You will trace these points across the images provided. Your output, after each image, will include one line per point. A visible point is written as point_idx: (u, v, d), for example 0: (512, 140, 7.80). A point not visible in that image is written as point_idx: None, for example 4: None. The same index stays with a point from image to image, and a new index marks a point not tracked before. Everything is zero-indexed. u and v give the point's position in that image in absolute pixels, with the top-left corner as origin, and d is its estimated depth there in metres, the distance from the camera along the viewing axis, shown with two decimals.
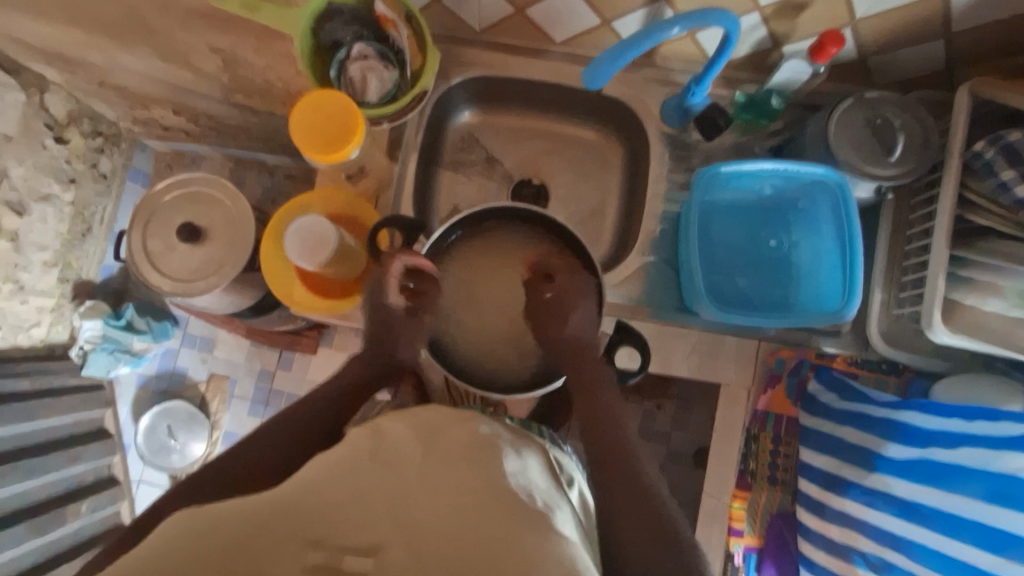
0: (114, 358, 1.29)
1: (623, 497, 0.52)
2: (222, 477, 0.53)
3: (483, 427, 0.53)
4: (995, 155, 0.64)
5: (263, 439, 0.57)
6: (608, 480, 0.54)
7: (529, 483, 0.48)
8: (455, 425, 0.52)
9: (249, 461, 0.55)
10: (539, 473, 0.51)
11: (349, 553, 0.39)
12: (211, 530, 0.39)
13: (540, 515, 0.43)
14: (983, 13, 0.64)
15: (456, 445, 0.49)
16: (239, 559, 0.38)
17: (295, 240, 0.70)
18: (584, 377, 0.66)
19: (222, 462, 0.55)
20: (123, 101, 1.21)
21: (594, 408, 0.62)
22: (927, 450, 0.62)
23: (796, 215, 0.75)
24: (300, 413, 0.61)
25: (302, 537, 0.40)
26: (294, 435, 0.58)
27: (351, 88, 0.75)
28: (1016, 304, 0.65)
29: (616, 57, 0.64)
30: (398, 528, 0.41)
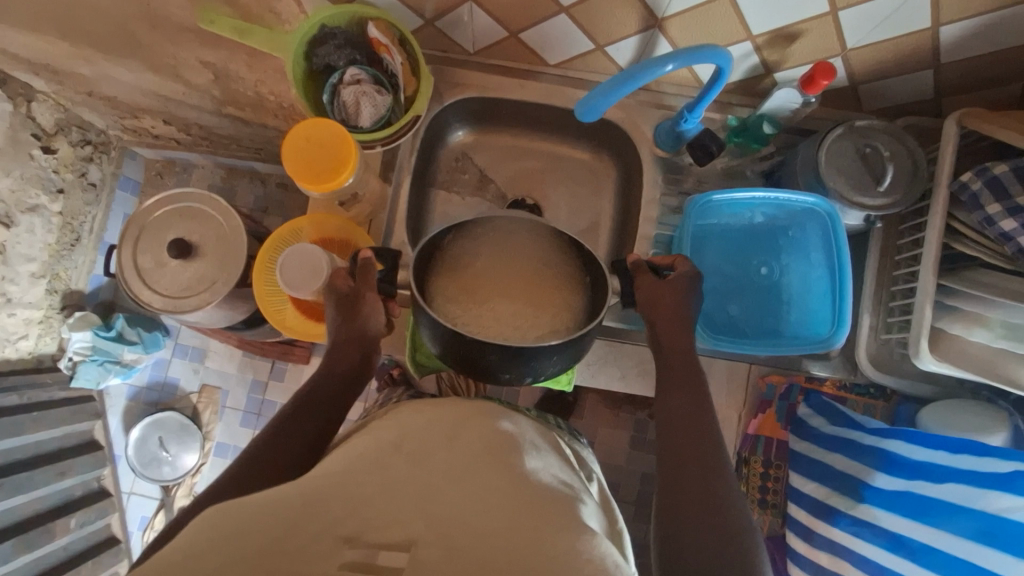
0: (104, 370, 1.28)
1: (690, 482, 0.55)
2: (251, 471, 0.55)
3: (501, 421, 0.62)
4: (981, 187, 0.64)
5: (298, 416, 0.61)
6: (678, 467, 0.57)
7: (545, 486, 0.52)
8: (478, 417, 0.61)
9: (277, 452, 0.57)
10: (547, 473, 0.56)
11: (384, 548, 0.41)
12: (244, 528, 0.41)
13: (558, 520, 0.46)
14: (971, 46, 0.65)
15: (471, 453, 0.54)
16: (274, 561, 0.39)
17: (290, 265, 0.70)
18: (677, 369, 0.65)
19: (251, 457, 0.57)
20: (112, 111, 1.19)
21: (675, 404, 0.62)
22: (914, 484, 0.64)
23: (787, 242, 0.76)
24: (326, 389, 0.64)
25: (335, 535, 0.42)
26: (321, 416, 0.61)
27: (344, 112, 0.75)
28: (1000, 335, 0.66)
29: (608, 93, 0.65)
30: (430, 531, 0.43)
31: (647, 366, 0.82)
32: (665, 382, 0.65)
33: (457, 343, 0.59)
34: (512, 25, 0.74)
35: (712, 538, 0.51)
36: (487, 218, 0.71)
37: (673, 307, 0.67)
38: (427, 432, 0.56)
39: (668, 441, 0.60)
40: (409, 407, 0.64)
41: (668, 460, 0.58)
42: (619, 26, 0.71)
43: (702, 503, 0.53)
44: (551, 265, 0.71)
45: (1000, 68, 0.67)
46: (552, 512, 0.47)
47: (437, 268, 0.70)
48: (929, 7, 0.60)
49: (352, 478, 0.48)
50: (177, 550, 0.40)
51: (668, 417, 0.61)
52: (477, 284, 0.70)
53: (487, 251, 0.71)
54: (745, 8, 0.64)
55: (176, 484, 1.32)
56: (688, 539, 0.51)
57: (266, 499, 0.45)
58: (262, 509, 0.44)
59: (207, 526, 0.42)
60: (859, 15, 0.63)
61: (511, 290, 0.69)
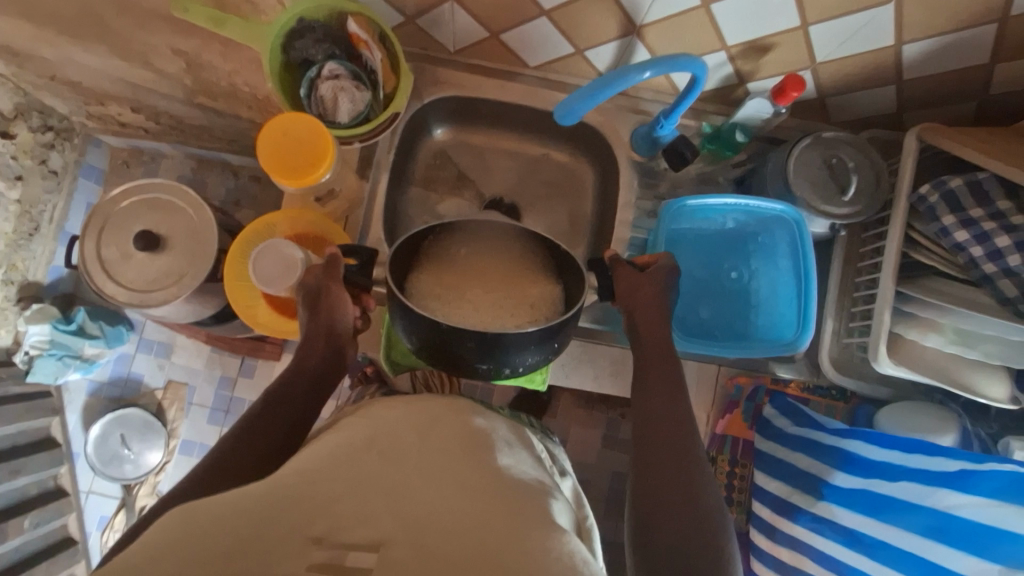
0: (63, 365, 1.23)
1: (661, 478, 0.56)
2: (221, 469, 0.54)
3: (473, 417, 0.63)
4: (938, 200, 0.67)
5: (269, 412, 0.60)
6: (648, 464, 0.58)
7: (516, 484, 0.53)
8: (451, 413, 0.62)
9: (248, 451, 0.56)
10: (520, 470, 0.57)
11: (351, 548, 0.42)
12: (210, 528, 0.41)
13: (530, 518, 0.47)
14: (931, 64, 0.68)
15: (444, 451, 0.54)
16: (239, 562, 0.39)
17: (263, 261, 0.69)
18: (651, 370, 0.65)
19: (218, 455, 0.56)
20: (76, 96, 1.15)
21: (645, 403, 0.63)
22: (871, 482, 0.66)
23: (756, 247, 0.78)
24: (298, 384, 0.63)
25: (303, 535, 0.42)
26: (294, 413, 0.61)
27: (321, 107, 0.74)
28: (951, 340, 0.69)
29: (587, 97, 0.66)
30: (401, 531, 0.43)
31: (619, 367, 0.83)
32: (637, 382, 0.66)
33: (434, 339, 0.59)
34: (493, 26, 0.75)
35: (681, 531, 0.52)
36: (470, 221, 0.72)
37: (651, 305, 0.68)
38: (400, 428, 0.57)
39: (643, 437, 0.60)
40: (383, 404, 0.63)
41: (640, 456, 0.59)
42: (598, 32, 0.72)
43: (673, 499, 0.54)
44: (529, 266, 0.71)
45: (958, 87, 0.70)
46: (523, 511, 0.48)
47: (419, 266, 0.71)
48: (894, 24, 0.62)
49: (323, 475, 0.48)
50: (138, 551, 0.40)
51: (640, 415, 0.62)
52: (458, 280, 0.70)
53: (466, 248, 0.72)
54: (720, 19, 0.66)
55: (138, 484, 1.28)
56: (657, 532, 0.53)
57: (233, 498, 0.45)
58: (229, 507, 0.43)
59: (171, 527, 0.42)
60: (829, 31, 0.65)
61: (490, 285, 0.70)
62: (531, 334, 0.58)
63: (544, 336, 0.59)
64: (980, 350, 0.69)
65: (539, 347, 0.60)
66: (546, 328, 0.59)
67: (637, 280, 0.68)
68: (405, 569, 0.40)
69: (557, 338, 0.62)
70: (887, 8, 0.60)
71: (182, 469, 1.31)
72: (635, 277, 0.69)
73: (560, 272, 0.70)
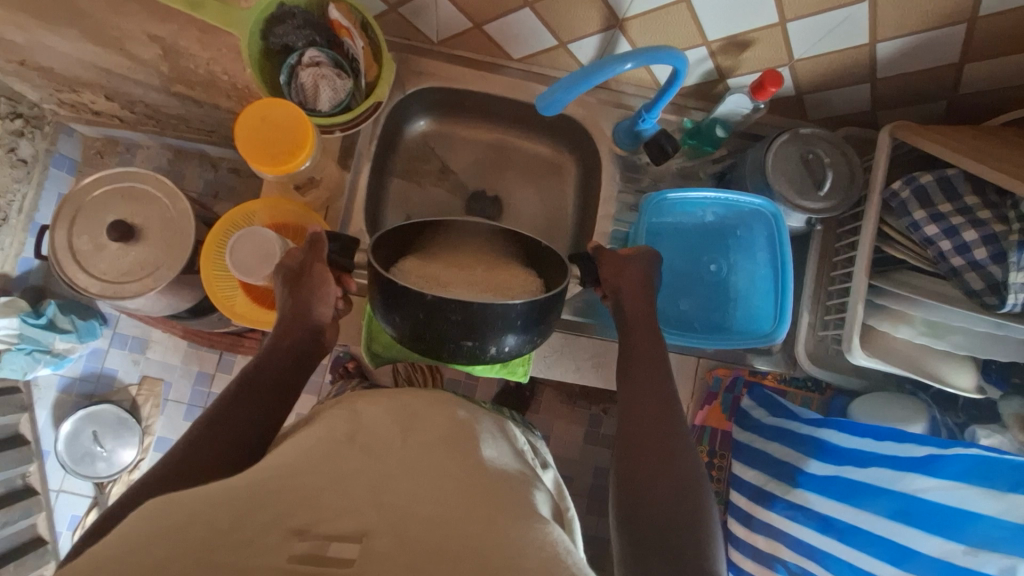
0: (33, 359, 1.19)
1: (645, 465, 0.56)
2: (191, 455, 0.53)
3: (458, 410, 0.63)
4: (909, 195, 0.69)
5: (243, 398, 0.59)
6: (632, 450, 0.58)
7: (497, 475, 0.53)
8: (435, 406, 0.62)
9: (219, 436, 0.55)
10: (507, 462, 0.58)
11: (334, 539, 0.41)
12: (189, 520, 0.40)
13: (510, 510, 0.46)
14: (904, 62, 0.69)
15: (426, 443, 0.54)
16: (222, 552, 0.38)
17: (241, 249, 0.68)
18: (636, 360, 0.66)
19: (194, 438, 0.55)
20: (47, 83, 1.12)
21: (629, 393, 0.63)
22: (843, 468, 0.68)
23: (735, 241, 0.79)
24: (271, 370, 0.62)
25: (283, 527, 0.41)
26: (269, 399, 0.60)
27: (302, 95, 0.73)
28: (921, 331, 0.71)
29: (571, 87, 0.65)
30: (382, 521, 0.43)
31: (602, 360, 0.83)
32: (623, 370, 0.66)
33: (419, 320, 0.59)
34: (477, 17, 0.75)
35: (661, 517, 0.52)
36: (457, 227, 0.72)
37: (636, 297, 0.68)
38: (381, 421, 0.57)
39: (626, 426, 0.60)
40: (365, 399, 0.62)
41: (624, 444, 0.59)
42: (583, 24, 0.72)
43: (654, 483, 0.55)
44: (511, 267, 0.72)
45: (930, 85, 0.72)
46: (502, 503, 0.47)
47: (404, 260, 0.70)
48: (869, 22, 0.64)
49: (303, 469, 0.47)
50: (109, 546, 0.38)
51: (627, 403, 0.62)
52: (442, 273, 0.70)
53: (450, 245, 0.73)
54: (701, 13, 0.67)
55: (111, 482, 1.25)
56: (638, 518, 0.53)
57: (214, 491, 0.44)
58: (209, 500, 0.43)
59: (147, 518, 0.41)
60: (807, 27, 0.66)
61: (474, 278, 0.69)
62: (516, 311, 0.58)
63: (530, 318, 0.60)
64: (949, 342, 0.70)
65: (523, 328, 0.60)
66: (530, 310, 0.59)
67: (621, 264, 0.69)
68: (388, 558, 0.39)
69: (541, 323, 0.62)
70: (862, 6, 0.62)
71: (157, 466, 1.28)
72: (618, 269, 0.69)
73: (545, 270, 0.71)
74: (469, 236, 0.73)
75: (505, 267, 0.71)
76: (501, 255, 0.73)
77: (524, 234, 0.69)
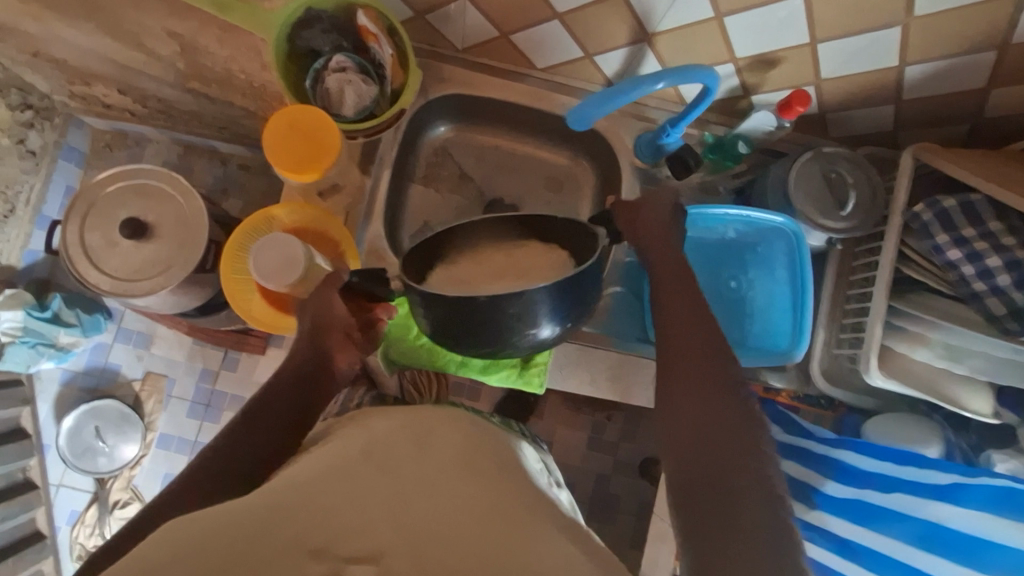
0: (36, 353, 1.19)
1: (698, 467, 0.50)
2: (208, 469, 0.53)
3: (472, 427, 0.61)
4: (931, 218, 0.69)
5: (257, 416, 0.58)
6: (683, 450, 0.52)
7: (519, 496, 0.50)
8: (448, 422, 0.59)
9: (237, 449, 0.55)
10: (527, 482, 0.55)
11: (352, 561, 0.40)
12: (207, 539, 0.40)
13: (538, 535, 0.45)
14: (931, 85, 0.69)
15: (445, 461, 0.52)
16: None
17: (264, 256, 0.65)
18: (676, 346, 0.58)
19: (208, 457, 0.54)
20: (59, 75, 1.11)
21: (682, 381, 0.56)
22: (863, 492, 0.68)
23: (754, 258, 0.79)
24: (283, 390, 0.61)
25: (301, 547, 0.41)
26: (282, 420, 0.59)
27: (327, 99, 0.73)
28: (940, 355, 0.71)
29: (602, 103, 0.66)
30: (400, 540, 0.42)
31: (618, 373, 0.82)
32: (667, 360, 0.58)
33: (457, 322, 0.61)
34: (503, 25, 0.75)
35: (726, 529, 0.46)
36: (481, 229, 0.72)
37: (673, 297, 0.62)
38: (398, 439, 0.54)
39: (671, 420, 0.54)
40: (382, 414, 0.60)
41: (674, 441, 0.53)
42: (609, 36, 0.72)
43: (711, 490, 0.49)
44: (529, 246, 0.71)
45: (954, 108, 0.73)
46: (527, 528, 0.46)
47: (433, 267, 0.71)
48: (898, 45, 0.64)
49: (318, 486, 0.47)
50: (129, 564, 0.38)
51: (674, 393, 0.55)
52: (473, 272, 0.69)
53: (478, 239, 0.72)
54: (730, 30, 0.67)
55: (111, 478, 1.23)
56: (703, 529, 0.47)
57: (232, 509, 0.44)
58: (226, 517, 0.42)
59: (165, 539, 0.40)
60: (835, 49, 0.66)
61: (505, 267, 0.69)
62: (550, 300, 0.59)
63: (564, 303, 0.61)
64: (968, 365, 0.71)
65: (559, 313, 0.61)
66: (564, 293, 0.60)
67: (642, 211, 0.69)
68: None
69: (570, 301, 0.61)
70: (895, 29, 0.62)
71: (158, 462, 1.26)
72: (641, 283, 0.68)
73: (567, 241, 0.70)
74: (498, 228, 0.72)
75: (534, 249, 0.71)
76: (530, 236, 0.72)
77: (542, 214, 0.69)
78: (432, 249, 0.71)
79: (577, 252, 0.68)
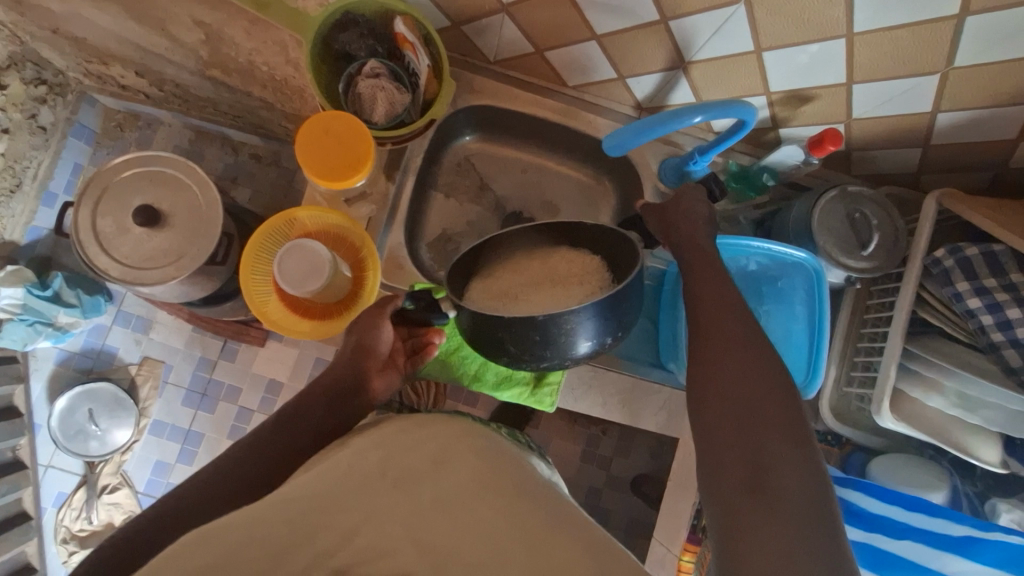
0: (34, 331, 1.18)
1: (730, 479, 0.50)
2: (224, 479, 0.54)
3: (486, 442, 0.57)
4: (953, 265, 0.69)
5: (279, 432, 0.58)
6: (719, 460, 0.51)
7: (545, 511, 0.47)
8: (459, 438, 0.55)
9: (256, 466, 0.55)
10: (557, 496, 0.53)
11: None
12: (229, 558, 0.39)
13: (564, 557, 0.42)
14: (961, 133, 0.69)
15: (463, 477, 0.49)
16: None
17: (287, 262, 0.65)
18: (706, 357, 0.58)
19: (222, 468, 0.55)
20: (77, 53, 1.09)
21: (721, 394, 0.55)
22: (872, 537, 0.69)
23: (774, 291, 0.78)
24: (311, 408, 0.61)
25: (325, 567, 0.39)
26: (303, 437, 0.59)
27: (358, 104, 0.73)
28: (953, 402, 0.72)
29: (638, 133, 0.67)
30: (425, 558, 0.41)
31: (628, 396, 0.82)
32: (701, 372, 0.57)
33: (498, 332, 0.61)
34: (539, 41, 0.74)
35: (770, 543, 0.45)
36: (518, 241, 0.73)
37: (711, 313, 0.61)
38: (414, 456, 0.51)
39: (708, 429, 0.54)
40: (392, 425, 0.58)
41: (711, 452, 0.52)
42: (645, 60, 0.72)
43: (752, 507, 0.47)
44: (561, 250, 0.73)
45: (981, 156, 0.73)
46: (557, 548, 0.42)
47: (471, 280, 0.72)
48: (934, 93, 0.64)
49: (338, 501, 0.45)
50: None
51: (709, 405, 0.55)
52: (511, 284, 0.70)
53: (516, 252, 0.73)
54: (770, 65, 0.66)
55: (102, 462, 1.20)
56: (745, 543, 0.45)
57: (251, 522, 0.42)
58: (246, 535, 0.41)
59: (187, 555, 0.39)
60: (872, 91, 0.67)
61: (543, 279, 0.70)
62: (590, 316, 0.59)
63: (605, 320, 0.61)
64: (981, 416, 0.71)
65: (600, 331, 0.61)
66: (606, 309, 0.60)
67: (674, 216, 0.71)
68: None
69: (612, 319, 0.62)
70: (933, 77, 0.62)
71: (150, 449, 1.16)
72: None
73: (602, 248, 0.71)
74: (535, 240, 0.73)
75: (570, 260, 0.71)
76: (568, 247, 0.73)
77: (573, 220, 0.70)
78: (471, 261, 0.72)
79: (614, 261, 0.70)
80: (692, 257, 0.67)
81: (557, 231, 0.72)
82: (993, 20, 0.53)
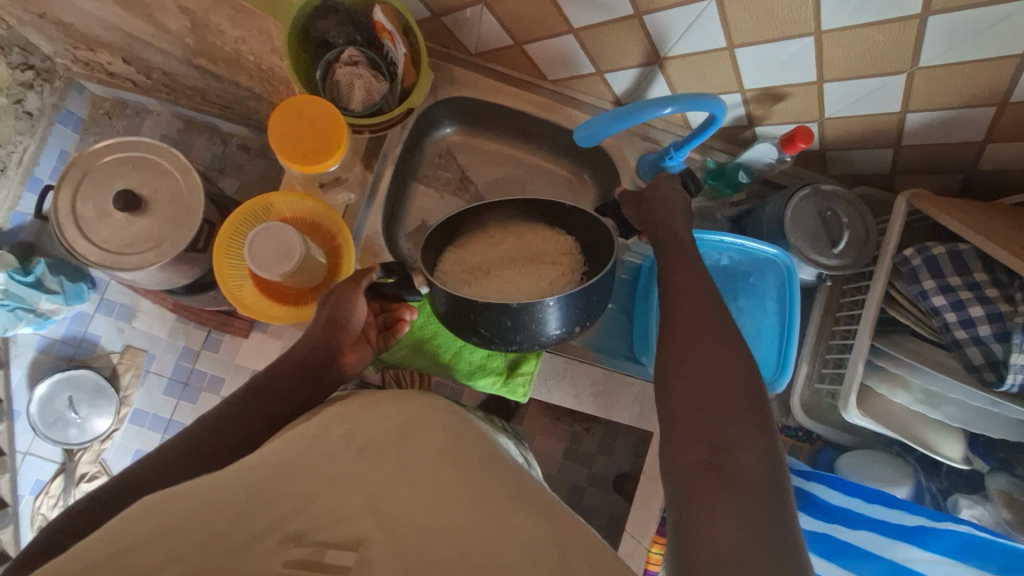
0: (14, 317, 1.17)
1: (690, 460, 0.50)
2: (191, 451, 0.53)
3: (455, 420, 0.57)
4: (920, 264, 0.70)
5: (250, 403, 0.58)
6: (680, 442, 0.52)
7: (507, 485, 0.48)
8: (431, 413, 0.55)
9: (225, 436, 0.55)
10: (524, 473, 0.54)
11: (331, 546, 0.39)
12: (186, 519, 0.38)
13: (520, 528, 0.42)
14: (930, 134, 0.71)
15: (426, 451, 0.49)
16: (216, 556, 0.36)
17: (260, 244, 0.65)
18: (674, 345, 0.58)
19: (194, 435, 0.55)
20: (64, 38, 1.09)
21: (686, 378, 0.55)
22: (832, 527, 0.71)
23: (746, 286, 0.79)
24: (283, 380, 0.60)
25: (280, 532, 0.39)
26: (273, 409, 0.58)
27: (336, 92, 0.74)
28: (918, 399, 0.73)
29: (609, 123, 0.68)
30: (382, 526, 0.41)
31: (602, 388, 0.83)
32: (667, 359, 0.58)
33: (469, 316, 0.62)
34: (519, 34, 0.75)
35: (723, 520, 0.45)
36: (494, 217, 0.74)
37: (680, 301, 0.62)
38: (380, 430, 0.51)
39: (672, 411, 0.55)
40: (361, 398, 0.58)
41: (673, 435, 0.53)
42: (622, 55, 0.73)
43: (709, 488, 0.48)
44: (537, 229, 0.74)
45: (950, 159, 0.74)
46: (514, 520, 0.43)
47: (446, 253, 0.73)
48: (903, 93, 0.65)
49: (301, 469, 0.45)
50: (104, 541, 0.37)
51: (674, 389, 0.55)
52: (485, 261, 0.72)
53: (492, 229, 0.75)
54: (743, 61, 0.67)
55: (81, 450, 1.19)
56: (699, 522, 0.46)
57: (210, 488, 0.42)
58: (204, 502, 0.40)
59: (142, 518, 0.39)
60: (843, 90, 0.68)
61: (517, 257, 0.71)
62: (561, 305, 0.60)
63: (575, 308, 0.62)
64: (943, 412, 0.72)
65: (569, 318, 0.62)
66: (576, 299, 0.61)
67: (649, 205, 0.72)
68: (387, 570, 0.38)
69: (582, 307, 0.62)
70: (900, 77, 0.63)
71: (131, 439, 1.21)
72: None
73: (577, 231, 0.72)
74: (512, 218, 0.75)
75: (545, 240, 0.73)
76: (544, 228, 0.74)
77: (547, 199, 0.70)
78: (448, 234, 0.74)
79: (588, 245, 0.72)
80: (662, 248, 0.68)
81: (534, 209, 0.73)
82: (957, 20, 0.54)
